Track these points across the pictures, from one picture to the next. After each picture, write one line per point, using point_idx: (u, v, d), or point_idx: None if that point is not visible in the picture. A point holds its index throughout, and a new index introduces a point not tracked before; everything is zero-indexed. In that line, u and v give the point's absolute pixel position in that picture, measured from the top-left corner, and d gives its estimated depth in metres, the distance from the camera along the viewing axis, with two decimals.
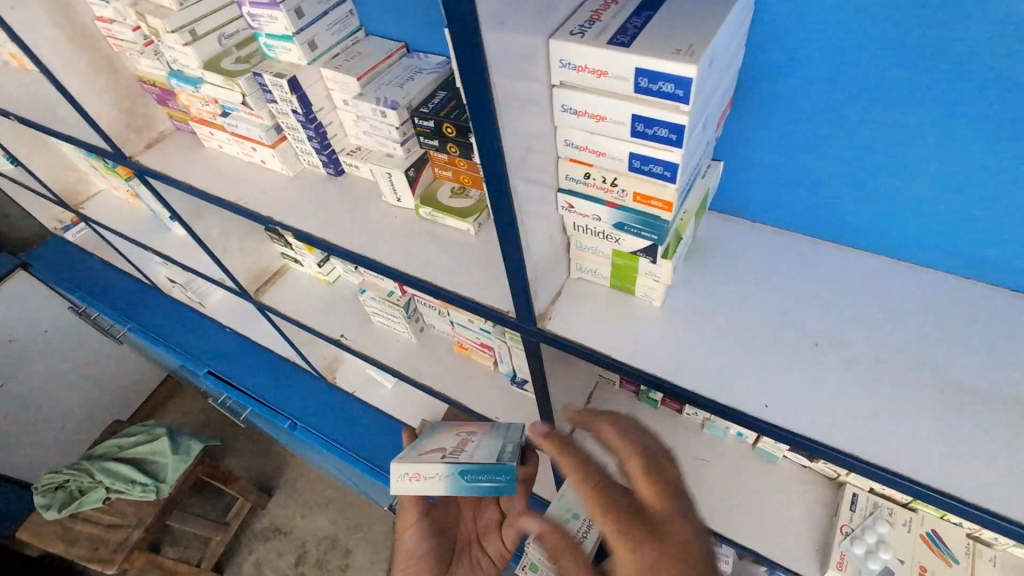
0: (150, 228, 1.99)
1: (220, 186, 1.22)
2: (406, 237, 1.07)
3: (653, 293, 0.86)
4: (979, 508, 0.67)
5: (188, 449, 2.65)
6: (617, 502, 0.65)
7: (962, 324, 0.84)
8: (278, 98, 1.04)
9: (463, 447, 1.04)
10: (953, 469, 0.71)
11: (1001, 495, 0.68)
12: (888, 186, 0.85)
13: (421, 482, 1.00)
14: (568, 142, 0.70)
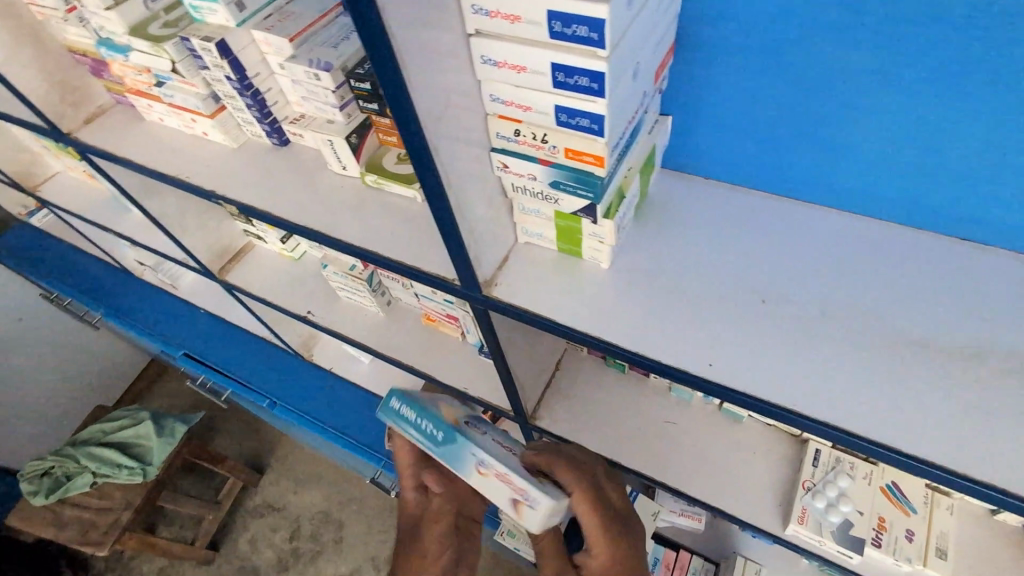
0: (110, 210, 1.93)
1: (162, 161, 1.17)
2: (354, 207, 1.04)
3: (599, 254, 0.85)
4: (912, 456, 0.68)
5: (172, 431, 2.65)
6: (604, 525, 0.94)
7: (907, 275, 0.82)
8: (210, 64, 0.99)
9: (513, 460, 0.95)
10: (889, 420, 0.70)
11: (939, 443, 0.68)
12: (834, 136, 0.82)
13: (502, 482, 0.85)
14: (494, 97, 0.67)
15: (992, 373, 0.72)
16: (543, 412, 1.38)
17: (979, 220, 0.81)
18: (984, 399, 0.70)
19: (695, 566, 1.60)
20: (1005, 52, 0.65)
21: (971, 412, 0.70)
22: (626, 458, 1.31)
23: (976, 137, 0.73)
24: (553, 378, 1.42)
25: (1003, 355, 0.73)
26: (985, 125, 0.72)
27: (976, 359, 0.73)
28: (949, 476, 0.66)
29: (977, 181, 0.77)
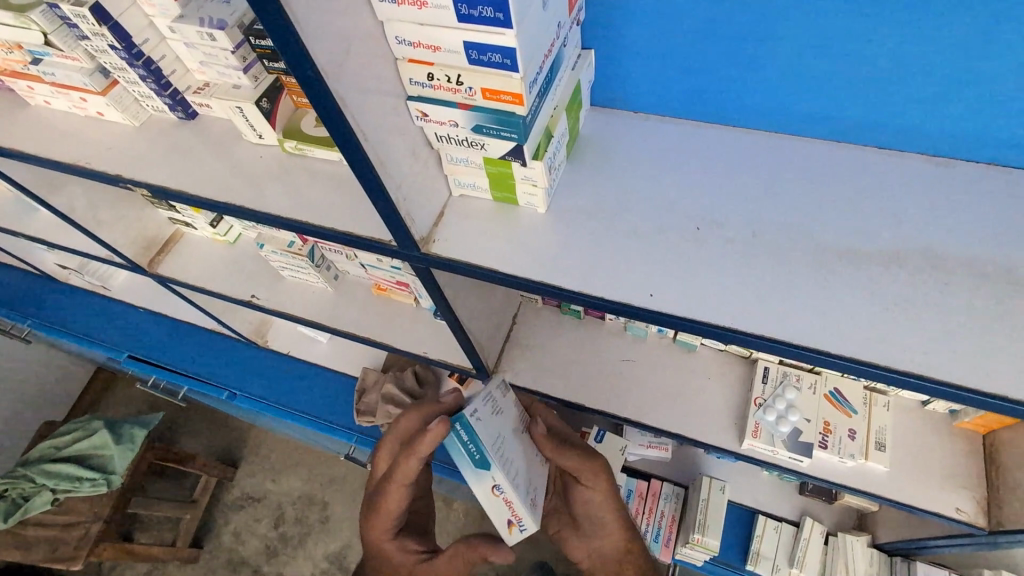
0: (14, 211, 1.77)
1: (57, 148, 1.07)
2: (278, 177, 0.98)
3: (533, 198, 0.83)
4: (845, 358, 0.71)
5: (132, 437, 2.55)
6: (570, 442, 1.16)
7: (835, 188, 0.84)
8: (89, 33, 0.89)
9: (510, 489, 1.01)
10: (823, 327, 0.73)
11: (866, 341, 0.72)
12: (754, 54, 0.82)
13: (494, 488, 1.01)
14: (400, 39, 0.63)
15: (909, 271, 0.76)
16: (505, 366, 1.40)
17: (897, 126, 0.83)
18: (903, 295, 0.74)
19: (666, 491, 1.66)
20: None
21: (892, 309, 0.74)
22: (591, 400, 1.34)
23: (887, 40, 0.74)
24: (511, 332, 1.44)
25: (919, 253, 0.77)
26: (895, 27, 0.72)
27: (897, 262, 0.77)
28: (877, 371, 0.70)
29: (891, 86, 0.78)
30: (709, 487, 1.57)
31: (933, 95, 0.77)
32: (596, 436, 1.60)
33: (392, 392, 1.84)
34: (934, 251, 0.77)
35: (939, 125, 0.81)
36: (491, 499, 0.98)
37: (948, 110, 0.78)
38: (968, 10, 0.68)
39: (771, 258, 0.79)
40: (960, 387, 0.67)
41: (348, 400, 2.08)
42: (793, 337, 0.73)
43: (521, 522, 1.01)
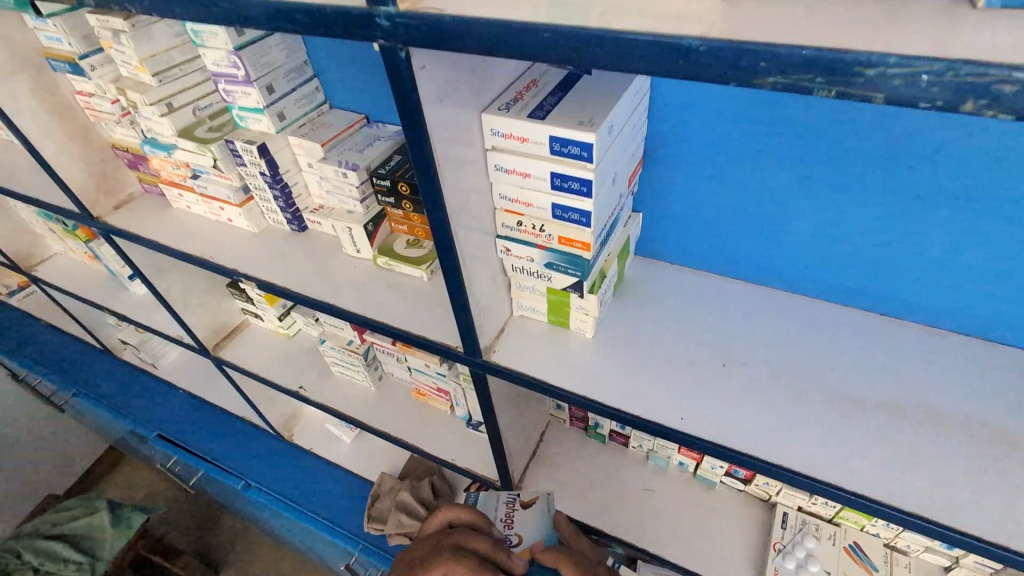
0: (107, 288, 2.01)
1: (187, 242, 1.29)
2: (366, 284, 1.17)
3: (585, 324, 0.99)
4: (860, 495, 0.79)
5: (128, 522, 2.45)
6: None
7: (840, 343, 0.99)
8: (248, 161, 1.15)
9: None
10: (835, 466, 0.82)
11: (880, 482, 0.80)
12: (769, 228, 1.03)
13: None
14: (502, 196, 0.85)
15: (912, 422, 0.87)
16: (528, 482, 1.45)
17: (896, 296, 1.01)
18: (904, 441, 0.84)
19: None
20: (893, 172, 0.87)
21: (896, 454, 0.83)
22: (611, 527, 1.36)
23: (877, 232, 0.94)
24: (538, 448, 1.51)
25: (921, 409, 0.88)
26: (883, 223, 0.93)
27: (897, 412, 0.88)
28: (894, 513, 0.77)
29: (885, 266, 0.98)
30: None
31: (919, 276, 0.96)
32: None
33: (407, 500, 1.83)
34: (934, 408, 0.88)
35: (931, 300, 0.98)
36: None
37: (935, 289, 0.97)
38: (940, 219, 0.88)
39: (786, 396, 0.91)
40: (960, 531, 0.74)
41: (360, 504, 2.05)
42: (810, 470, 0.82)
43: None
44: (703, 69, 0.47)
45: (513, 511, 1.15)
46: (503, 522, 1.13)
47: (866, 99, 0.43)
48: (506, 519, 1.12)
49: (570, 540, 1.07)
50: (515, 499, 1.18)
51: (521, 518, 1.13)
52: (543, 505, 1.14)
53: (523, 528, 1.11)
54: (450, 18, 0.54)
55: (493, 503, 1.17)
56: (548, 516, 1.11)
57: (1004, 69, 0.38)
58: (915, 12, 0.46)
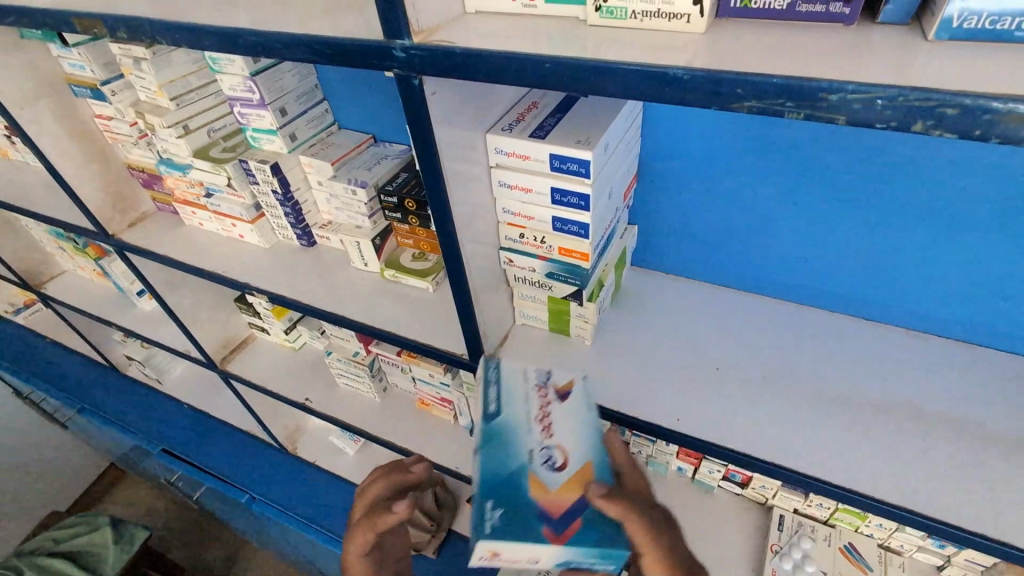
0: (115, 304, 2.05)
1: (200, 258, 1.34)
2: (374, 297, 1.22)
3: (584, 331, 1.04)
4: (848, 490, 0.83)
5: (131, 538, 2.46)
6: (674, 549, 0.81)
7: (829, 347, 1.04)
8: (261, 179, 1.21)
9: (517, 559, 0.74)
10: (825, 462, 0.87)
11: (867, 477, 0.84)
12: (758, 239, 1.09)
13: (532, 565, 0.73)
14: (505, 210, 0.91)
15: (897, 421, 0.91)
16: None
17: (883, 302, 1.06)
18: (890, 438, 0.89)
19: None
20: (871, 186, 0.93)
21: (883, 451, 0.87)
22: None
23: (860, 242, 1.00)
24: None
25: (906, 409, 0.93)
26: (865, 234, 0.98)
27: (883, 412, 0.92)
28: (882, 506, 0.81)
29: (869, 274, 1.03)
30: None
31: (901, 283, 1.02)
32: None
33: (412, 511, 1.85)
34: (918, 407, 0.93)
35: (912, 305, 1.03)
36: (520, 553, 0.71)
37: (918, 295, 1.02)
38: (917, 229, 0.94)
39: (777, 398, 0.96)
40: (942, 521, 0.79)
41: None
42: (800, 467, 0.86)
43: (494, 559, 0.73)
44: (686, 94, 0.53)
45: (548, 402, 0.80)
46: (539, 423, 0.78)
47: (831, 120, 0.49)
48: (545, 421, 0.78)
49: (625, 474, 0.83)
50: (546, 380, 0.84)
51: (563, 415, 0.79)
52: (590, 422, 0.79)
53: (564, 436, 0.77)
54: (460, 50, 0.60)
55: (521, 384, 0.82)
56: (597, 422, 0.79)
57: (947, 95, 0.44)
58: (875, 44, 0.52)
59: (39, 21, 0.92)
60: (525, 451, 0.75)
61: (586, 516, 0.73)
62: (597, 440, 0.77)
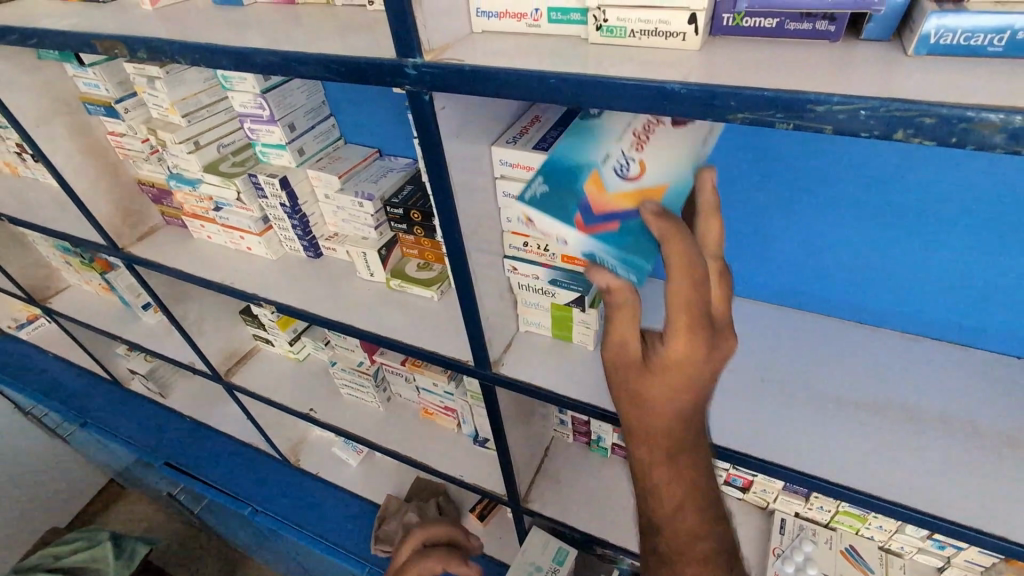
0: (120, 317, 2.07)
1: (208, 270, 1.36)
2: (380, 306, 1.24)
3: (586, 337, 1.07)
4: (846, 487, 0.85)
5: (132, 554, 2.45)
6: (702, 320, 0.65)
7: (825, 350, 1.07)
8: (269, 193, 1.24)
9: (542, 236, 0.71)
10: (822, 461, 0.89)
11: (864, 474, 0.87)
12: (754, 245, 1.13)
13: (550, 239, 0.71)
14: (510, 220, 0.94)
15: (892, 420, 0.94)
16: (535, 495, 1.49)
17: (877, 306, 1.09)
18: (886, 436, 0.91)
19: None
20: (860, 193, 0.96)
21: (879, 449, 0.90)
22: (617, 538, 1.40)
23: (851, 247, 1.03)
24: (544, 462, 1.56)
25: (901, 408, 0.95)
26: (856, 239, 1.02)
27: (879, 412, 0.95)
28: (881, 502, 0.83)
29: (861, 278, 1.06)
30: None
31: (894, 287, 1.05)
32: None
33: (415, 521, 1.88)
34: (912, 407, 0.95)
35: (908, 306, 1.06)
36: (555, 230, 0.69)
37: (911, 298, 1.04)
38: (906, 234, 0.97)
39: (775, 400, 0.99)
40: (940, 517, 0.81)
41: (368, 527, 2.07)
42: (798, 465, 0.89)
43: (527, 216, 0.71)
44: (683, 107, 0.56)
45: (654, 124, 0.74)
46: (635, 138, 0.73)
47: (818, 130, 0.52)
48: (639, 138, 0.73)
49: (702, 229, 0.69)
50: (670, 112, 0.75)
51: (665, 135, 0.72)
52: (696, 151, 0.71)
53: (653, 151, 0.71)
54: (469, 67, 0.63)
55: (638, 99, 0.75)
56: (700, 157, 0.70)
57: (927, 106, 0.47)
58: (861, 59, 0.56)
59: (59, 43, 0.95)
60: (603, 154, 0.72)
61: (629, 225, 0.68)
62: (688, 169, 0.69)
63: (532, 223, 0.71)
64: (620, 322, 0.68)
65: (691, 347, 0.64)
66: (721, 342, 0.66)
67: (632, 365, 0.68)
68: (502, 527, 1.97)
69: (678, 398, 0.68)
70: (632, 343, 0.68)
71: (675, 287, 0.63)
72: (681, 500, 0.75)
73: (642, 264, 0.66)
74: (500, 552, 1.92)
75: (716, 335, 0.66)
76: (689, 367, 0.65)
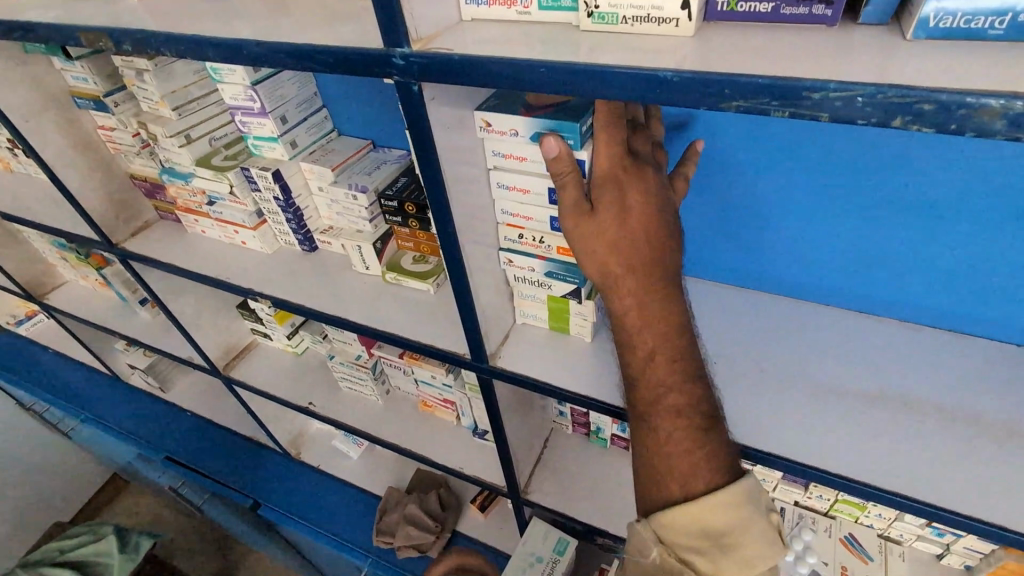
0: (118, 313, 2.07)
1: (204, 265, 1.36)
2: (376, 299, 1.24)
3: (584, 329, 1.06)
4: (844, 479, 0.85)
5: (136, 546, 2.47)
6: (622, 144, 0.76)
7: (821, 339, 1.07)
8: (263, 187, 1.23)
9: (500, 140, 0.83)
10: (819, 452, 0.89)
11: (866, 465, 0.86)
12: (751, 235, 1.11)
13: (506, 141, 0.83)
14: (504, 211, 0.93)
15: (891, 409, 0.93)
16: (535, 486, 1.50)
17: (875, 295, 1.08)
18: (884, 426, 0.91)
19: None
20: (859, 180, 0.95)
21: (881, 441, 0.89)
22: (617, 528, 1.41)
23: (850, 235, 1.02)
24: (544, 453, 1.56)
25: (899, 398, 0.95)
26: (855, 227, 1.01)
27: (879, 402, 0.94)
28: (883, 493, 0.83)
29: (859, 266, 1.05)
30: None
31: (892, 275, 1.04)
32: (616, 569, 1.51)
33: (416, 513, 1.92)
34: (910, 396, 0.95)
35: (905, 294, 1.05)
36: (507, 127, 0.81)
37: (910, 287, 1.04)
38: (905, 222, 0.96)
39: (772, 392, 0.99)
40: (941, 507, 0.80)
41: (370, 518, 2.08)
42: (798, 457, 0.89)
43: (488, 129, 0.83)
44: (673, 95, 0.55)
45: None
46: None
47: (814, 117, 0.51)
48: None
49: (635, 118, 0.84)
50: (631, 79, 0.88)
51: None
52: None
53: None
54: (458, 57, 0.62)
55: None
56: None
57: (924, 92, 0.46)
58: (858, 44, 0.54)
59: (43, 36, 0.93)
60: None
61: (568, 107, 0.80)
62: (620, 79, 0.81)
63: (491, 135, 0.83)
64: (568, 185, 0.75)
65: (614, 168, 0.75)
66: (644, 176, 0.76)
67: (582, 220, 0.76)
68: (503, 517, 1.98)
69: (622, 251, 0.76)
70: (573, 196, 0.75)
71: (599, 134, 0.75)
72: (651, 349, 0.77)
73: (576, 128, 0.76)
74: (501, 542, 1.93)
75: (639, 166, 0.77)
76: (621, 184, 0.75)
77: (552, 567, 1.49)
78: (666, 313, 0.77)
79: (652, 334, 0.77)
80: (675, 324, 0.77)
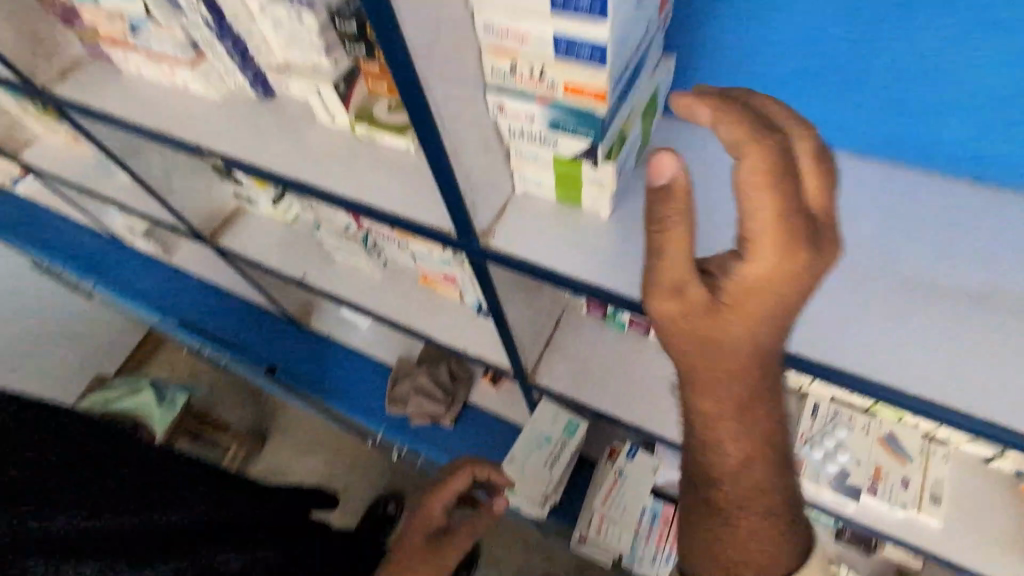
0: (95, 173, 1.89)
1: (144, 115, 1.12)
2: (346, 160, 1.00)
3: (600, 200, 0.82)
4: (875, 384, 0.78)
5: (173, 400, 2.59)
6: (791, 202, 0.53)
7: (884, 214, 0.88)
8: (186, 7, 0.94)
9: None
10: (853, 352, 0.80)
11: (918, 374, 0.76)
12: (832, 58, 0.82)
13: None
14: (488, 29, 0.65)
15: (953, 305, 0.80)
16: (543, 369, 1.38)
17: (967, 151, 0.85)
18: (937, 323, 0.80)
19: None
20: None
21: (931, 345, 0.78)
22: (628, 415, 1.31)
23: (973, 65, 0.74)
24: (554, 334, 1.40)
25: (965, 292, 0.81)
26: (984, 54, 0.73)
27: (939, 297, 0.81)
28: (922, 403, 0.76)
29: (967, 110, 0.80)
30: (617, 477, 1.44)
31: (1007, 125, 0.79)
32: (628, 452, 1.44)
33: (427, 387, 1.88)
34: (980, 289, 0.81)
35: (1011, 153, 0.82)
36: None
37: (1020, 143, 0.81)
38: None
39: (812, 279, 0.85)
40: (985, 422, 0.73)
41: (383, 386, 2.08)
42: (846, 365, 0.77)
43: None
44: None
45: None
46: None
47: None
48: None
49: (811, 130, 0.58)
50: None
51: None
52: None
53: None
54: None
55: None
56: None
57: None
58: None
59: None
60: None
61: None
62: None
63: None
64: (674, 259, 0.58)
65: (774, 261, 0.55)
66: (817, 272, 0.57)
67: (693, 311, 0.60)
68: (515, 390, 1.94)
69: (750, 342, 0.62)
70: (691, 286, 0.59)
71: (752, 198, 0.53)
72: (744, 455, 0.71)
73: None
74: (513, 413, 1.91)
75: (816, 249, 0.56)
76: (775, 293, 0.57)
77: (561, 448, 1.45)
78: (765, 405, 0.68)
79: (744, 432, 0.69)
80: (771, 431, 0.70)
